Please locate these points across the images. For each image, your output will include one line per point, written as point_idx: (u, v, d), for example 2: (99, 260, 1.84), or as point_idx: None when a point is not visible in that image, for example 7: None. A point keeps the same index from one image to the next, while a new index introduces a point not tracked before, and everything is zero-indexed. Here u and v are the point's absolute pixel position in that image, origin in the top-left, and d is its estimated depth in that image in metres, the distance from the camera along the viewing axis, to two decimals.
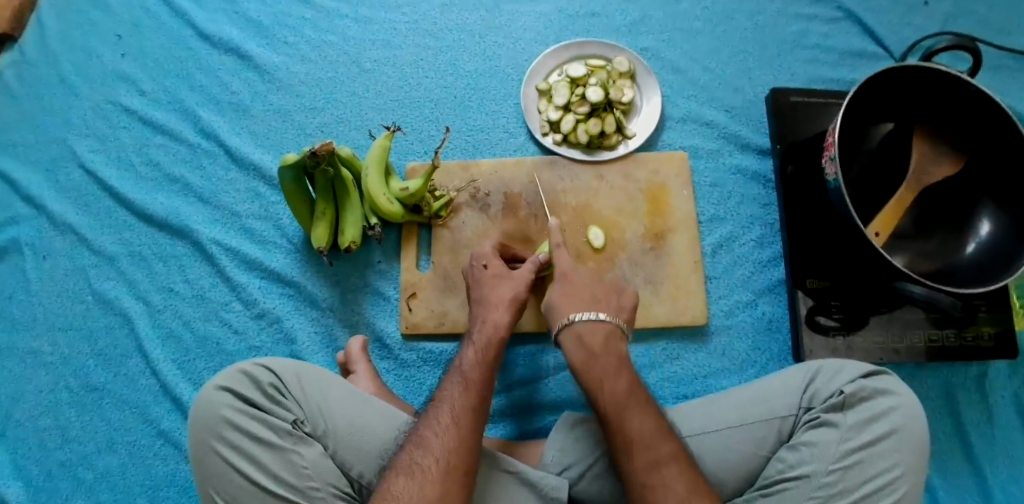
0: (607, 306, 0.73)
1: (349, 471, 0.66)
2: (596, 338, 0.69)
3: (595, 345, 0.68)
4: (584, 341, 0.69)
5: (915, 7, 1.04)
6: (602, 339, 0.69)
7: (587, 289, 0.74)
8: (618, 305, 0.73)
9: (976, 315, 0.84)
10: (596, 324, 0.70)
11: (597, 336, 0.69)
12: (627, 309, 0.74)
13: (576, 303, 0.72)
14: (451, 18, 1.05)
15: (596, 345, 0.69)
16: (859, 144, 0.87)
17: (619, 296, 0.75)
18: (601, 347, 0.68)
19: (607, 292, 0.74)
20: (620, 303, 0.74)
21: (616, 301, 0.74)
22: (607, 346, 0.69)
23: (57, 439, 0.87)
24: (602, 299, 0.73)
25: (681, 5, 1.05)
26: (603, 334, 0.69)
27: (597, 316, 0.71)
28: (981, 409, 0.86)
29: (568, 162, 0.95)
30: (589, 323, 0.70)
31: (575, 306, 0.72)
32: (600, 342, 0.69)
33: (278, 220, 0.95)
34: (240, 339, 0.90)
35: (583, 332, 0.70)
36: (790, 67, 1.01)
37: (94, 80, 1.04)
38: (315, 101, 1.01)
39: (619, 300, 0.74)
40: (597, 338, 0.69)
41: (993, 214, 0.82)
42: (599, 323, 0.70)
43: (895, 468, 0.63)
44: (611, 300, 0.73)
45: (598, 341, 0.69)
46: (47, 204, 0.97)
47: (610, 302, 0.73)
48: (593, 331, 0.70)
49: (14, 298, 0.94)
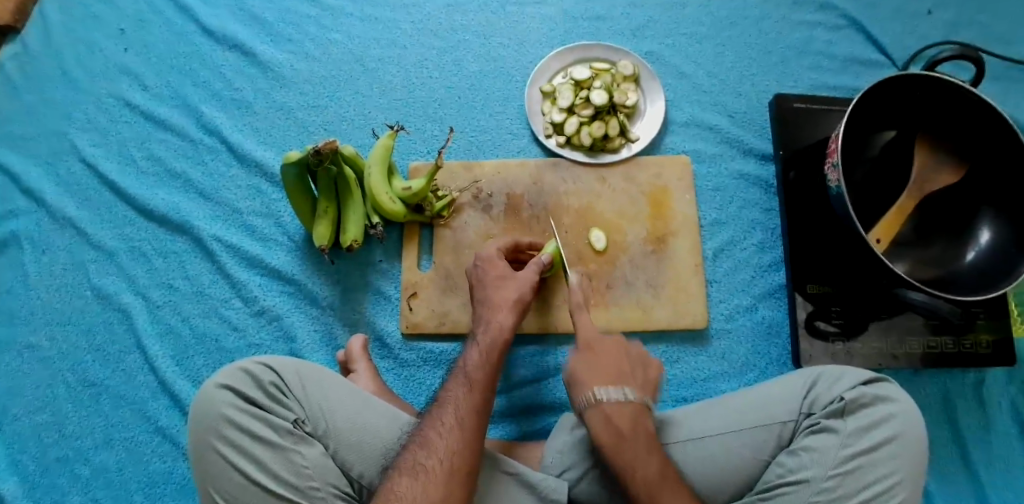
0: (633, 380, 0.69)
1: (349, 470, 0.66)
2: (624, 418, 0.65)
3: (624, 426, 0.64)
4: (613, 422, 0.64)
5: (917, 16, 1.04)
6: (631, 419, 0.65)
7: (613, 362, 0.70)
8: (642, 378, 0.70)
9: (975, 322, 0.85)
10: (624, 403, 0.66)
11: (625, 417, 0.65)
12: (651, 382, 0.71)
13: (603, 378, 0.68)
14: (455, 19, 1.05)
15: (626, 427, 0.64)
16: (861, 151, 0.88)
17: (643, 368, 0.71)
18: (629, 427, 0.64)
19: (632, 366, 0.70)
20: (646, 376, 0.70)
21: (641, 375, 0.70)
22: (636, 426, 0.64)
23: (53, 434, 0.87)
24: (629, 373, 0.69)
25: (685, 10, 1.05)
26: (632, 414, 0.65)
27: (625, 393, 0.66)
28: (979, 416, 0.86)
29: (571, 164, 0.95)
30: (619, 402, 0.66)
31: (602, 381, 0.68)
32: (628, 422, 0.65)
33: (279, 217, 0.95)
34: (240, 336, 0.90)
35: (612, 412, 0.65)
36: (793, 73, 1.02)
37: (96, 74, 1.04)
38: (318, 99, 1.01)
39: (644, 373, 0.70)
40: (626, 418, 0.65)
41: (994, 222, 0.82)
42: (627, 401, 0.66)
43: (894, 474, 0.63)
44: (636, 374, 0.70)
45: (627, 420, 0.65)
46: (47, 198, 0.97)
47: (636, 376, 0.69)
48: (623, 412, 0.65)
49: (12, 291, 0.93)
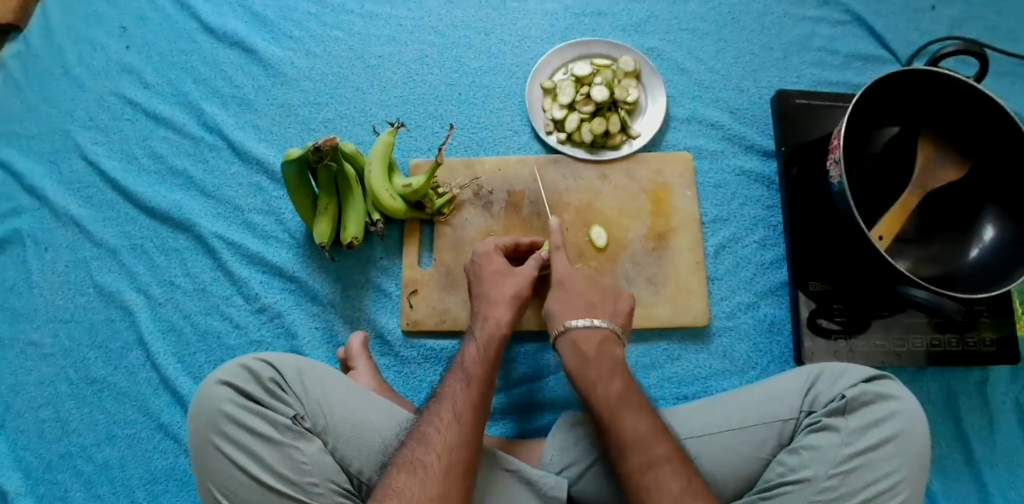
0: (602, 311, 0.75)
1: (348, 467, 0.66)
2: (591, 343, 0.71)
3: (588, 349, 0.70)
4: (579, 345, 0.71)
5: (921, 11, 1.03)
6: (596, 343, 0.70)
7: (583, 294, 0.76)
8: (613, 310, 0.75)
9: (979, 320, 0.84)
10: (592, 330, 0.72)
11: (591, 341, 0.71)
12: (623, 313, 0.76)
13: (573, 309, 0.74)
14: (456, 15, 1.05)
15: (590, 349, 0.70)
16: (863, 148, 0.88)
17: (615, 300, 0.76)
18: (594, 351, 0.70)
19: (602, 297, 0.76)
20: (617, 307, 0.76)
21: (611, 306, 0.76)
22: (601, 350, 0.70)
23: (56, 431, 0.87)
24: (598, 303, 0.75)
25: (687, 6, 1.05)
26: (597, 338, 0.71)
27: (592, 321, 0.72)
28: (982, 415, 0.86)
29: (571, 161, 0.95)
30: (587, 328, 0.72)
31: (573, 313, 0.74)
32: (594, 346, 0.70)
33: (280, 215, 0.95)
34: (241, 333, 0.90)
35: (579, 337, 0.71)
36: (795, 70, 1.01)
37: (98, 72, 1.04)
38: (319, 96, 1.01)
39: (615, 304, 0.76)
40: (592, 343, 0.71)
41: (997, 220, 0.82)
42: (595, 328, 0.72)
43: (897, 473, 0.62)
44: (606, 306, 0.75)
45: (593, 344, 0.71)
46: (50, 195, 0.97)
47: (605, 306, 0.75)
48: (589, 336, 0.71)
49: (15, 289, 0.94)
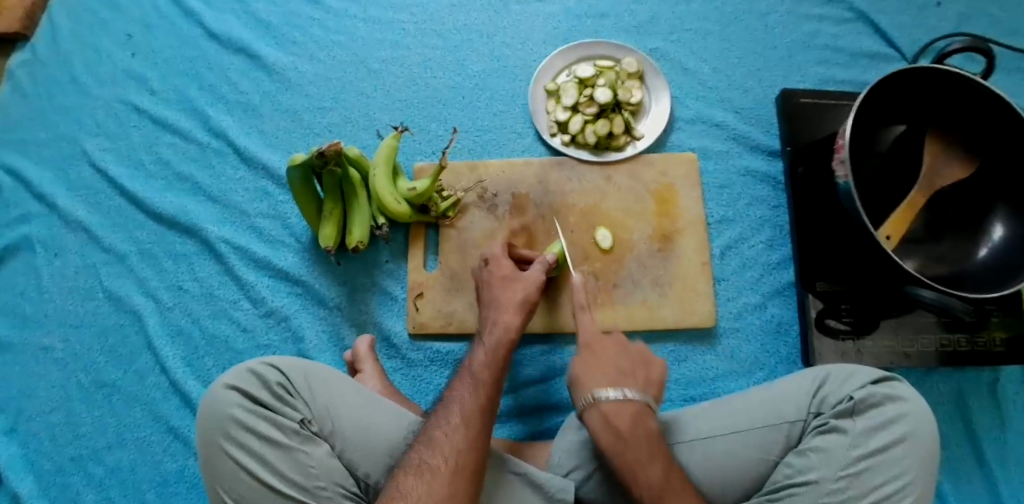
0: (634, 380, 0.68)
1: (356, 471, 0.66)
2: (624, 420, 0.64)
3: (623, 428, 0.63)
4: (612, 424, 0.64)
5: (927, 8, 1.03)
6: (631, 420, 0.64)
7: (611, 362, 0.69)
8: (644, 378, 0.69)
9: (989, 320, 0.83)
10: (625, 403, 0.65)
11: (625, 418, 0.64)
12: (655, 382, 0.69)
13: (603, 379, 0.67)
14: (459, 19, 1.05)
15: (625, 429, 0.63)
16: (871, 146, 0.87)
17: (646, 367, 0.70)
18: (629, 429, 0.63)
19: (633, 365, 0.69)
20: (648, 376, 0.69)
21: (643, 374, 0.69)
22: (636, 426, 0.64)
23: (67, 434, 0.88)
24: (630, 372, 0.68)
25: (690, 6, 1.04)
26: (632, 414, 0.64)
27: (624, 394, 0.65)
28: (993, 414, 0.85)
29: (576, 163, 0.94)
30: (619, 402, 0.65)
31: (601, 383, 0.67)
32: (628, 423, 0.64)
33: (287, 219, 0.96)
34: (249, 337, 0.90)
35: (612, 412, 0.64)
36: (801, 68, 1.01)
37: (104, 79, 1.05)
38: (324, 101, 1.02)
39: (646, 373, 0.69)
40: (625, 418, 0.64)
41: (1006, 217, 0.81)
42: (627, 403, 0.65)
43: (905, 475, 0.62)
44: (637, 373, 0.69)
45: (627, 421, 0.64)
46: (58, 202, 0.98)
47: (637, 376, 0.68)
48: (623, 412, 0.64)
49: (25, 294, 0.95)
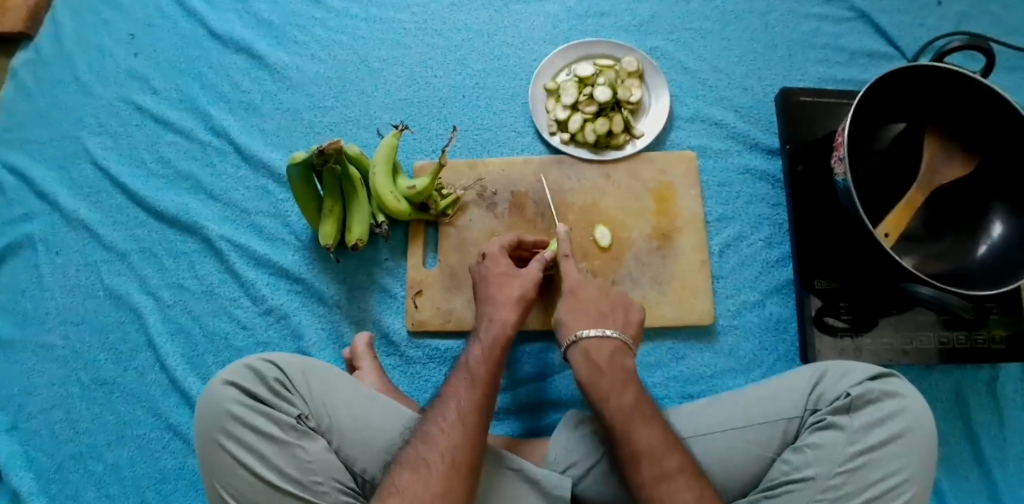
0: (614, 320, 0.72)
1: (353, 466, 0.66)
2: (602, 353, 0.68)
3: (601, 361, 0.68)
4: (591, 357, 0.68)
5: (927, 7, 1.03)
6: (609, 354, 0.68)
7: (593, 304, 0.73)
8: (624, 320, 0.73)
9: (988, 318, 0.84)
10: (604, 339, 0.70)
11: (603, 351, 0.68)
12: (634, 324, 0.73)
13: (584, 320, 0.72)
14: (459, 18, 1.05)
15: (602, 360, 0.68)
16: (870, 144, 0.86)
17: (626, 311, 0.74)
18: (606, 362, 0.68)
19: (613, 307, 0.74)
20: (628, 318, 0.73)
21: (623, 315, 0.73)
22: (614, 362, 0.68)
23: (67, 432, 0.89)
24: (610, 314, 0.73)
25: (690, 5, 1.05)
26: (610, 349, 0.69)
27: (604, 332, 0.70)
28: (992, 413, 0.85)
29: (575, 161, 0.95)
30: (599, 339, 0.69)
31: (583, 322, 0.71)
32: (606, 357, 0.68)
33: (287, 217, 0.96)
34: (249, 335, 0.91)
35: (591, 348, 0.69)
36: (801, 67, 1.01)
37: (107, 78, 1.05)
38: (325, 100, 1.02)
39: (626, 315, 0.74)
40: (603, 353, 0.68)
41: (1005, 215, 0.81)
42: (605, 340, 0.69)
43: (902, 471, 0.62)
44: (617, 314, 0.73)
45: (605, 356, 0.68)
46: (60, 200, 0.98)
47: (616, 317, 0.73)
48: (602, 347, 0.69)
49: (26, 292, 0.95)
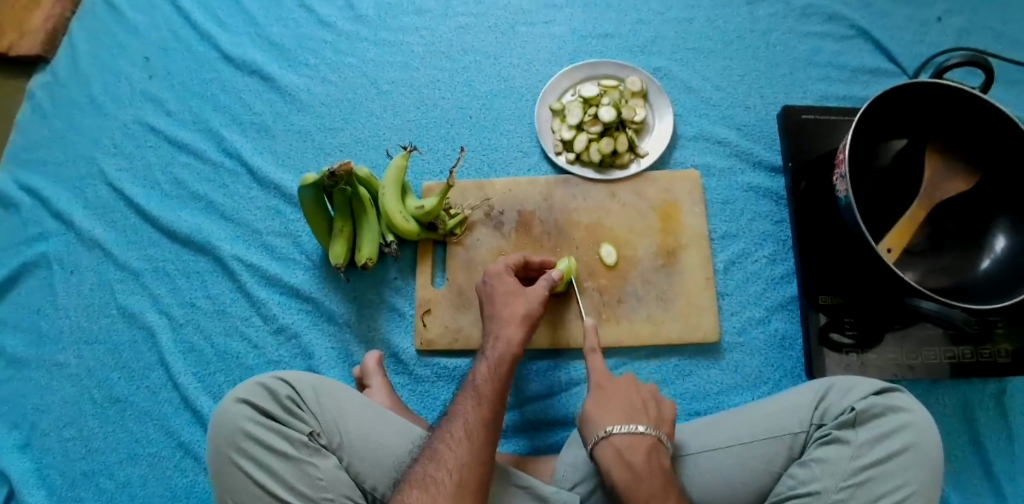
0: (646, 416, 0.68)
1: (363, 482, 0.68)
2: (637, 453, 0.64)
3: (637, 461, 0.63)
4: (625, 457, 0.64)
5: (927, 23, 1.04)
6: (644, 454, 0.64)
7: (623, 399, 0.69)
8: (657, 415, 0.68)
9: (993, 331, 0.84)
10: (637, 438, 0.65)
11: (638, 452, 0.64)
12: (667, 420, 0.69)
13: (616, 415, 0.67)
14: (467, 40, 1.08)
15: (638, 462, 0.63)
16: (870, 161, 0.88)
17: (658, 405, 0.70)
18: (643, 464, 0.63)
19: (644, 401, 0.69)
20: (660, 414, 0.69)
21: (655, 411, 0.69)
22: (650, 461, 0.63)
23: (80, 449, 0.90)
24: (642, 409, 0.68)
25: (692, 25, 1.07)
26: (644, 449, 0.64)
27: (637, 429, 0.65)
28: (1000, 427, 0.85)
29: (581, 181, 0.96)
30: (631, 438, 0.65)
31: (613, 417, 0.67)
32: (642, 458, 0.64)
33: (298, 237, 0.98)
34: (260, 354, 0.92)
35: (624, 446, 0.64)
36: (802, 85, 1.02)
37: (122, 100, 1.08)
38: (334, 122, 1.04)
39: (657, 410, 0.69)
40: (639, 454, 0.64)
41: (1009, 229, 0.82)
42: (639, 437, 0.65)
43: (907, 485, 0.62)
44: (650, 410, 0.68)
45: (640, 456, 0.64)
46: (76, 221, 1.00)
47: (649, 413, 0.68)
48: (635, 447, 0.64)
49: (41, 311, 0.97)
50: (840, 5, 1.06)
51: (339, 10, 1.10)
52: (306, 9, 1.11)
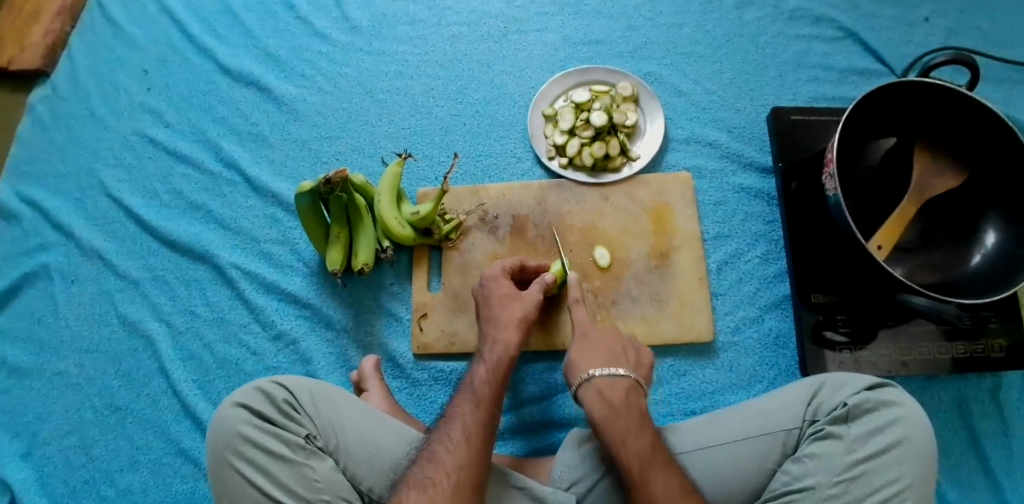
0: (626, 360, 0.74)
1: (359, 485, 0.68)
2: (616, 392, 0.70)
3: (616, 400, 0.69)
4: (605, 396, 0.70)
5: (915, 24, 1.06)
6: (623, 393, 0.70)
7: (605, 346, 0.75)
8: (636, 361, 0.76)
9: (986, 326, 0.84)
10: (617, 379, 0.71)
11: (617, 391, 0.70)
12: (645, 365, 0.76)
13: (597, 359, 0.74)
14: (460, 49, 1.09)
15: (617, 400, 0.69)
16: (858, 160, 0.89)
17: (637, 352, 0.77)
18: (622, 401, 0.69)
19: (624, 348, 0.76)
20: (638, 359, 0.76)
21: (635, 357, 0.76)
22: (627, 399, 0.70)
23: (81, 457, 0.91)
24: (623, 354, 0.75)
25: (682, 30, 1.08)
26: (623, 388, 0.71)
27: (617, 371, 0.72)
28: (996, 422, 0.85)
29: (574, 185, 0.97)
30: (611, 378, 0.71)
31: (595, 361, 0.73)
32: (621, 396, 0.70)
33: (295, 244, 0.99)
34: (259, 360, 0.93)
35: (604, 385, 0.71)
36: (792, 87, 1.04)
37: (121, 113, 1.10)
38: (330, 131, 1.06)
39: (636, 356, 0.76)
40: (617, 392, 0.70)
41: (999, 224, 0.83)
42: (619, 379, 0.71)
43: (901, 479, 0.63)
44: (629, 356, 0.75)
45: (619, 395, 0.70)
46: (76, 232, 1.02)
47: (628, 358, 0.75)
48: (614, 385, 0.71)
49: (42, 321, 0.98)
50: (828, 8, 1.07)
51: (334, 21, 1.12)
52: (301, 21, 1.13)
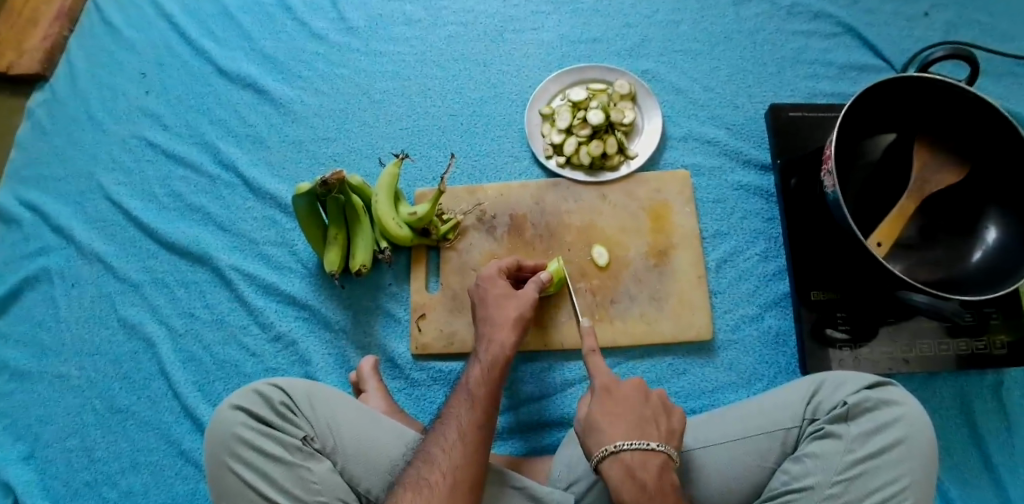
0: (656, 429, 0.64)
1: (357, 486, 0.68)
2: (648, 471, 0.61)
3: (649, 480, 0.60)
4: (636, 475, 0.60)
5: (914, 19, 1.05)
6: (655, 472, 0.61)
7: (632, 410, 0.65)
8: (666, 428, 0.65)
9: (988, 323, 0.84)
10: (648, 454, 0.62)
11: (650, 469, 0.61)
12: (676, 433, 0.66)
13: (624, 428, 0.63)
14: (457, 49, 1.09)
15: (650, 480, 0.60)
16: (857, 156, 0.88)
17: (667, 417, 0.66)
18: (655, 482, 0.60)
19: (654, 413, 0.66)
20: (669, 425, 0.65)
21: (665, 424, 0.65)
22: (661, 480, 0.61)
23: (83, 459, 0.91)
24: (652, 421, 0.65)
25: (679, 27, 1.08)
26: (655, 466, 0.61)
27: (648, 445, 0.62)
28: (999, 418, 0.85)
29: (572, 184, 0.97)
30: (643, 454, 0.62)
31: (621, 429, 0.63)
32: (654, 476, 0.61)
33: (294, 246, 0.99)
34: (258, 361, 0.93)
35: (634, 463, 0.61)
36: (790, 84, 1.03)
37: (120, 116, 1.10)
38: (328, 132, 1.06)
39: (667, 421, 0.66)
40: (650, 470, 0.61)
41: (999, 220, 0.82)
42: (650, 453, 0.62)
43: (902, 480, 0.62)
44: (660, 422, 0.65)
45: (652, 476, 0.61)
46: (76, 234, 1.02)
47: (658, 425, 0.65)
48: (647, 465, 0.61)
49: (43, 324, 0.98)
50: (827, 4, 1.07)
51: (331, 23, 1.12)
52: (298, 23, 1.12)
